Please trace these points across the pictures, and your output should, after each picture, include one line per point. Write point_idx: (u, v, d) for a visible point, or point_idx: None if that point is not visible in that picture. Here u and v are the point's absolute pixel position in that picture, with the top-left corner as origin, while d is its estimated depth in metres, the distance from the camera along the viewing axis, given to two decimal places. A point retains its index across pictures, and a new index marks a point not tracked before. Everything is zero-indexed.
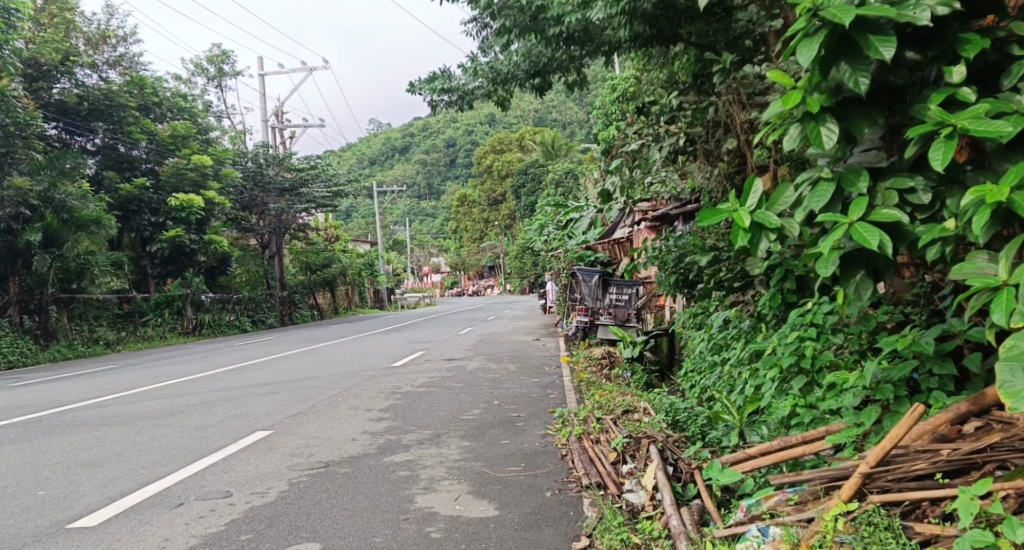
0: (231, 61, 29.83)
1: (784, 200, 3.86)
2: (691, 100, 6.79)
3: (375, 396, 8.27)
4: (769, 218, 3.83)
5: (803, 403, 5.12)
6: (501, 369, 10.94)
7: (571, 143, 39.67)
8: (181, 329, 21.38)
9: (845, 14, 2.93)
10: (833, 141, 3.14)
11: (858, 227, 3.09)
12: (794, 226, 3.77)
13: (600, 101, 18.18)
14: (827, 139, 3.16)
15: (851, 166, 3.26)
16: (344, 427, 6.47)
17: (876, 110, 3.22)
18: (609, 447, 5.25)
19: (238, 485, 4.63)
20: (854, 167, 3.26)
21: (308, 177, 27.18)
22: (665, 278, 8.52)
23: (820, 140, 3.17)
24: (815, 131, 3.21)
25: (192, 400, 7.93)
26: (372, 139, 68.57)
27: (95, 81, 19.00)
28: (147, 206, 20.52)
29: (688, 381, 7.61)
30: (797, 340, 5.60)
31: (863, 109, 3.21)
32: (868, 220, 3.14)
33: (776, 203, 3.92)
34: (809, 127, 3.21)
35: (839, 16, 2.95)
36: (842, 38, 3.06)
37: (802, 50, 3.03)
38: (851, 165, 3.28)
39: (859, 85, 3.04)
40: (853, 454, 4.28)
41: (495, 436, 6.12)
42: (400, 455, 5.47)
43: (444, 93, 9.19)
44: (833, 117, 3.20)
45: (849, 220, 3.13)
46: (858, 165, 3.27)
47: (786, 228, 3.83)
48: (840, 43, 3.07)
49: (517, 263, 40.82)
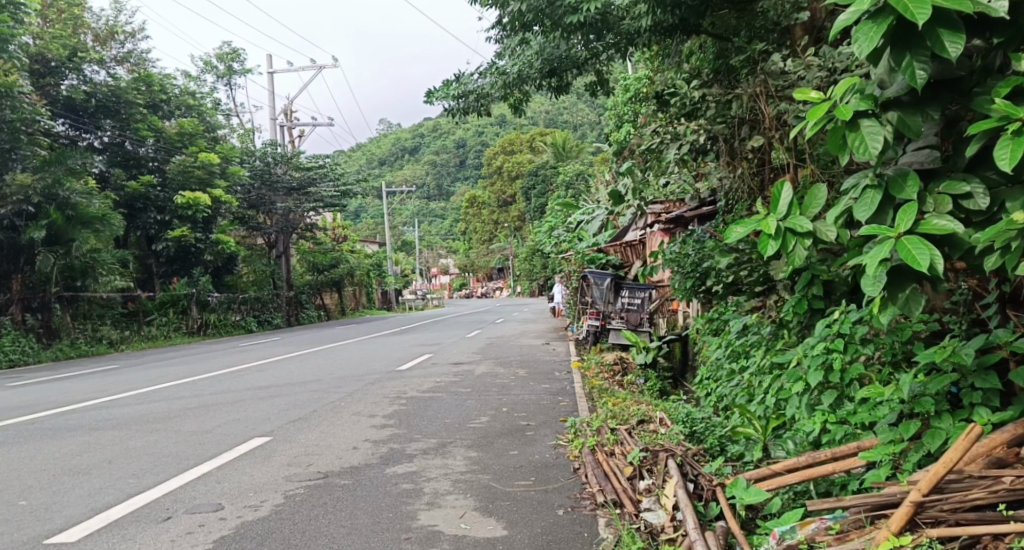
0: (241, 59, 29.74)
1: (817, 204, 3.57)
2: (716, 93, 6.44)
3: (379, 401, 8.01)
4: (800, 223, 3.56)
5: (833, 419, 4.82)
6: (510, 374, 10.66)
7: (581, 145, 39.37)
8: (186, 329, 21.20)
9: (920, 7, 2.57)
10: (878, 147, 2.87)
11: (905, 241, 2.79)
12: (830, 231, 3.50)
13: (612, 102, 17.95)
14: (872, 147, 2.88)
15: (899, 170, 2.97)
16: (346, 435, 6.19)
17: (930, 107, 2.93)
18: (624, 461, 5.00)
19: (230, 497, 4.36)
20: (902, 171, 2.97)
21: (316, 176, 27.00)
22: (679, 283, 8.22)
23: (864, 148, 2.90)
24: (858, 139, 2.94)
25: (191, 403, 7.68)
26: (381, 140, 68.57)
27: (103, 78, 18.84)
28: (153, 204, 20.37)
29: (705, 390, 7.34)
30: (825, 350, 5.23)
31: (912, 110, 2.93)
32: (918, 231, 2.84)
33: (809, 208, 3.64)
34: (850, 133, 2.95)
35: (909, 7, 2.59)
36: (903, 28, 2.72)
37: (859, 37, 2.71)
38: (898, 169, 2.98)
39: (915, 77, 2.71)
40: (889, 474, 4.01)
41: (503, 447, 5.83)
42: (403, 466, 5.19)
43: (458, 98, 8.93)
44: (877, 121, 2.93)
45: (896, 233, 2.83)
46: (905, 169, 2.97)
47: (821, 234, 3.56)
48: (898, 32, 2.74)
49: (526, 265, 40.60)
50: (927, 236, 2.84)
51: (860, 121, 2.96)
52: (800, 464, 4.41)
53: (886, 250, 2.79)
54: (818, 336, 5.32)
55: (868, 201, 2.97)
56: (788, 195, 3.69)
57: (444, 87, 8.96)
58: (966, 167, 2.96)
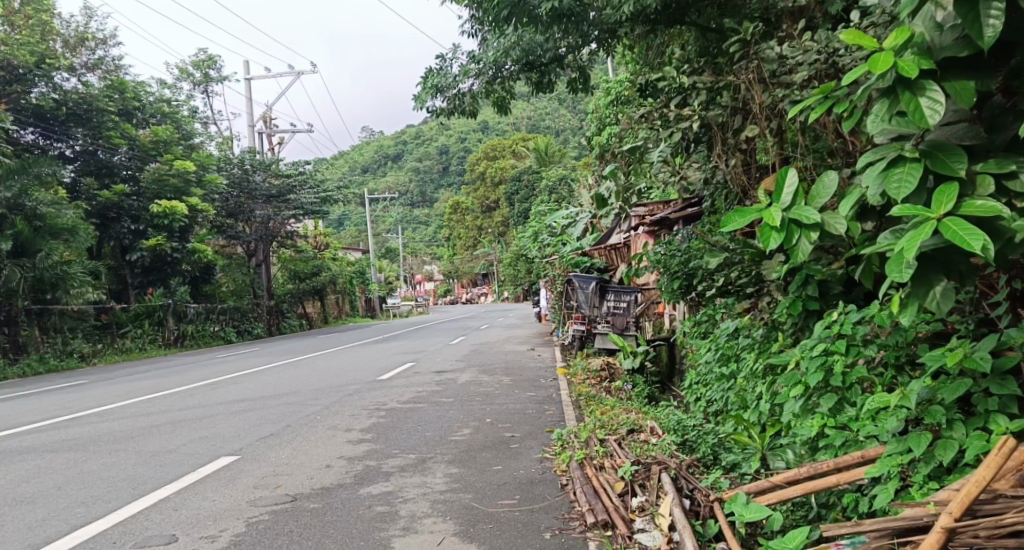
0: (217, 66, 29.24)
1: (825, 194, 3.49)
2: (707, 80, 6.03)
3: (358, 414, 7.65)
4: (807, 214, 3.50)
5: (832, 424, 4.49)
6: (495, 382, 10.32)
7: (563, 149, 39.21)
8: (162, 340, 20.62)
9: None
10: (938, 115, 2.74)
11: (950, 223, 2.70)
12: (839, 224, 3.43)
13: (594, 103, 17.71)
14: (930, 118, 2.75)
15: (940, 142, 2.87)
16: (319, 451, 5.83)
17: (984, 79, 2.83)
18: (615, 476, 4.71)
19: (187, 526, 4.01)
20: (944, 145, 2.86)
21: (294, 183, 26.71)
22: (666, 285, 7.94)
23: (920, 115, 2.77)
24: (912, 103, 2.81)
25: (157, 420, 7.29)
26: (363, 147, 68.12)
27: (73, 84, 18.34)
28: (126, 213, 19.90)
29: (695, 394, 7.08)
30: (826, 350, 4.78)
31: (971, 75, 2.83)
32: (958, 213, 2.74)
33: (816, 196, 3.54)
34: (906, 98, 2.82)
35: None
36: None
37: None
38: (937, 141, 2.88)
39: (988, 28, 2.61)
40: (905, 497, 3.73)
41: (487, 462, 5.50)
42: (379, 486, 4.84)
43: (439, 94, 8.42)
44: (936, 83, 2.80)
45: (938, 214, 2.74)
46: (947, 142, 2.87)
47: (827, 225, 3.47)
48: None
49: (511, 271, 40.29)
50: (967, 217, 2.75)
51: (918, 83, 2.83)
52: (800, 476, 4.17)
53: (930, 231, 2.69)
54: (816, 337, 4.91)
55: (902, 176, 2.84)
56: (792, 183, 3.60)
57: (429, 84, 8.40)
58: (1004, 146, 2.90)
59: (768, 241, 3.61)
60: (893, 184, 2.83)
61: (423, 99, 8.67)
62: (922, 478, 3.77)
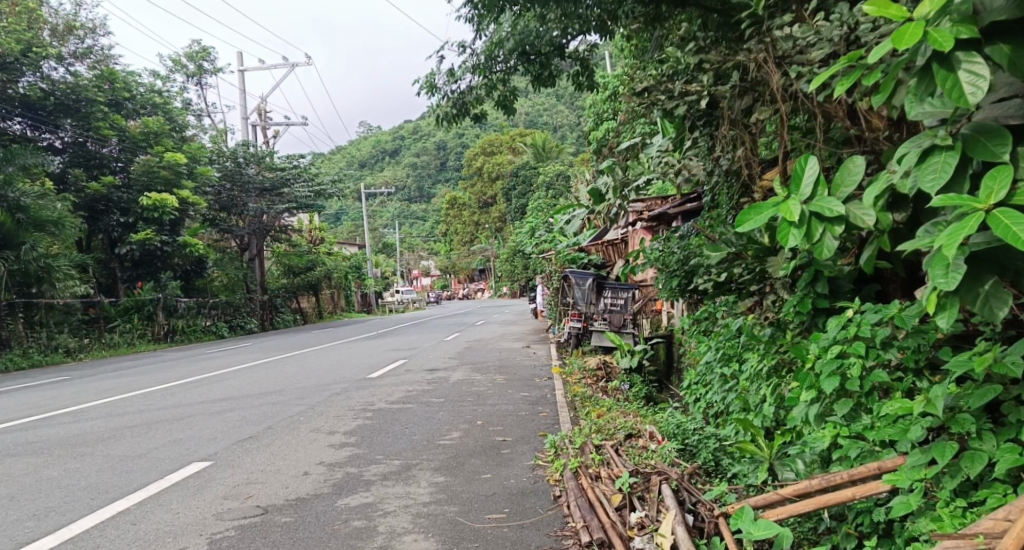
0: (212, 58, 28.78)
1: (849, 182, 3.34)
2: (714, 60, 5.56)
3: (343, 414, 7.32)
4: (829, 206, 3.31)
5: (846, 434, 4.15)
6: (488, 381, 9.97)
7: (562, 145, 38.69)
8: (152, 335, 20.26)
9: None
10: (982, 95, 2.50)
11: (998, 215, 2.47)
12: (868, 214, 3.25)
13: (592, 97, 17.31)
14: (972, 96, 2.51)
15: (985, 124, 2.63)
16: (297, 457, 5.48)
17: None
18: (612, 486, 4.38)
19: (143, 546, 3.72)
20: (989, 126, 2.62)
21: (289, 176, 26.36)
22: (664, 282, 7.70)
23: (961, 94, 2.54)
24: (950, 80, 2.58)
25: (133, 420, 6.95)
26: (360, 141, 67.67)
27: (61, 75, 17.92)
28: (116, 205, 19.54)
29: (695, 395, 6.80)
30: (841, 352, 4.35)
31: (1013, 39, 2.57)
32: (1009, 203, 2.50)
33: (840, 185, 3.38)
34: (942, 77, 2.59)
35: None
36: None
37: None
38: (982, 123, 2.64)
39: None
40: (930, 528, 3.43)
41: (475, 469, 5.16)
42: (358, 497, 4.51)
43: (437, 91, 8.09)
44: (979, 55, 2.56)
45: (986, 205, 2.50)
46: (992, 123, 2.63)
47: (853, 217, 3.29)
48: None
49: (507, 266, 39.99)
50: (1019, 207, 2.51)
51: (955, 56, 2.59)
52: (812, 488, 3.86)
53: (976, 225, 2.46)
54: (831, 337, 4.49)
55: (937, 168, 2.64)
56: (812, 173, 3.42)
57: (429, 82, 8.03)
58: None
59: (788, 237, 3.40)
60: (926, 178, 2.64)
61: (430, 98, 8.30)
62: (948, 496, 3.47)
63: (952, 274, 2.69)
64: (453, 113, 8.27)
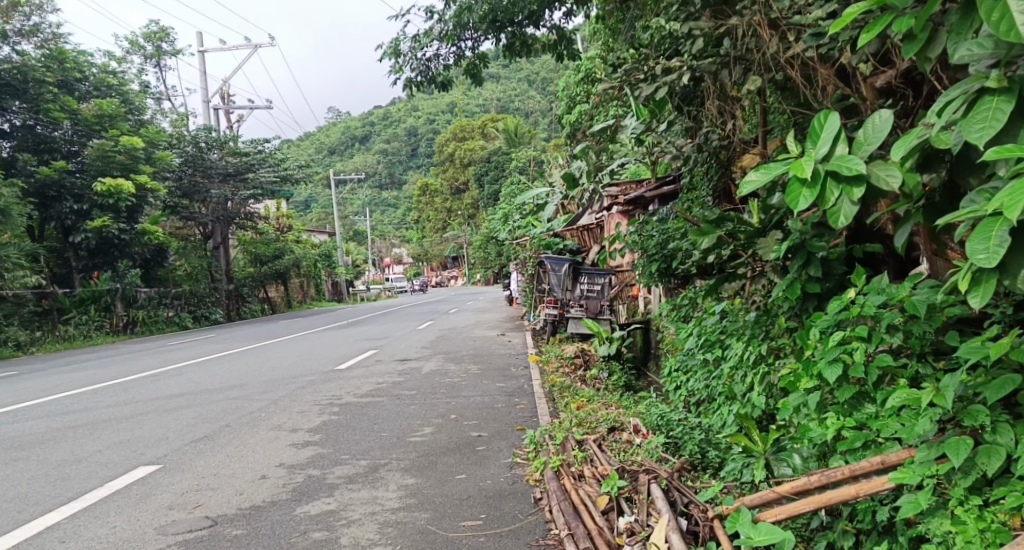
0: (171, 39, 27.82)
1: (874, 138, 3.01)
2: (704, 26, 4.88)
3: (307, 410, 6.87)
4: (849, 164, 2.96)
5: (850, 425, 3.70)
6: (462, 371, 9.58)
7: (533, 131, 38.05)
8: (110, 327, 19.54)
9: None
10: None
11: None
12: (893, 176, 2.92)
13: (566, 79, 16.86)
14: None
15: None
16: (255, 458, 5.05)
17: None
18: (597, 489, 4.02)
19: None
20: None
21: (254, 161, 25.64)
22: (643, 266, 7.37)
23: (1011, 30, 2.26)
24: (998, 10, 2.30)
25: (77, 419, 6.46)
26: (330, 127, 66.53)
27: (6, 53, 17.15)
28: (69, 191, 18.68)
29: (675, 383, 6.47)
30: (843, 338, 3.85)
31: None
32: None
33: (864, 142, 3.04)
34: (990, 10, 2.31)
35: None
36: None
37: None
38: None
39: None
40: (948, 533, 3.06)
41: (449, 469, 4.77)
42: (318, 504, 4.10)
43: (402, 58, 7.61)
44: None
45: None
46: None
47: (876, 179, 2.96)
48: None
49: (481, 254, 39.46)
50: None
51: None
52: (811, 486, 3.48)
53: None
54: (828, 322, 4.01)
55: (986, 116, 2.39)
56: (834, 128, 3.09)
57: (392, 48, 7.56)
58: None
59: (797, 200, 3.08)
60: (973, 126, 2.40)
61: (397, 70, 7.81)
62: (963, 493, 3.10)
63: (995, 246, 2.40)
64: (418, 83, 7.78)
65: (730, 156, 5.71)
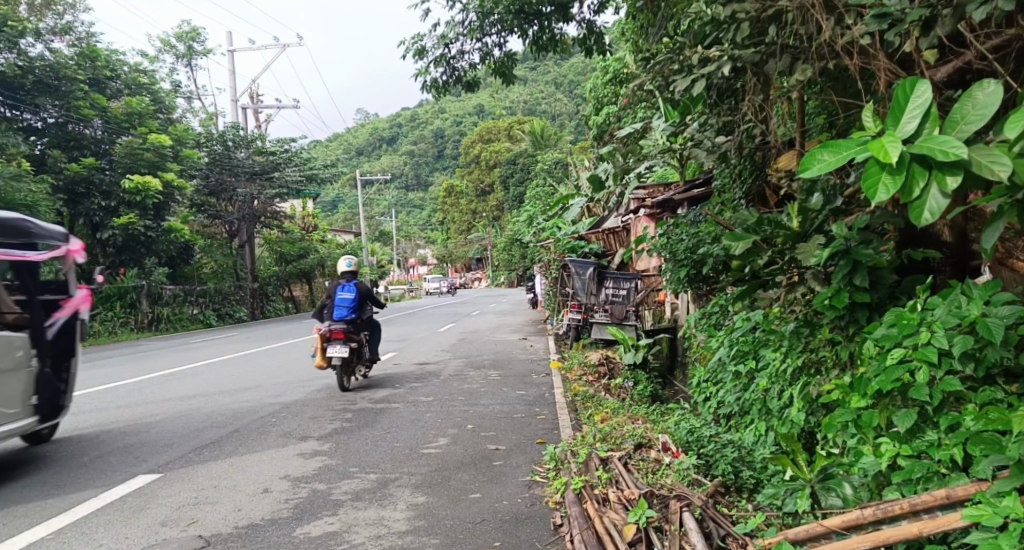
0: (202, 39, 27.95)
1: (975, 116, 2.59)
2: (750, 8, 4.39)
3: (319, 416, 6.60)
4: (945, 147, 2.52)
5: (907, 453, 3.32)
6: (481, 377, 9.26)
7: (561, 134, 37.59)
8: (134, 324, 19.54)
9: None
10: None
11: None
12: (998, 163, 2.48)
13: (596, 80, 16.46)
14: None
15: None
16: (260, 469, 4.79)
17: None
18: (623, 516, 3.67)
19: None
20: None
21: (280, 161, 25.47)
22: (671, 272, 7.02)
23: None
24: None
25: (83, 421, 6.25)
26: (358, 128, 66.68)
27: (39, 52, 17.17)
28: (97, 188, 18.73)
29: (705, 396, 6.10)
30: (901, 358, 3.51)
31: None
32: None
33: (959, 122, 2.61)
34: None
35: None
36: None
37: None
38: None
39: None
40: None
41: (462, 487, 4.46)
42: (319, 524, 3.81)
43: (427, 57, 7.33)
44: None
45: None
46: None
47: (976, 166, 2.51)
48: None
49: (505, 256, 39.16)
50: None
51: None
52: (865, 520, 3.08)
53: None
54: (883, 336, 3.64)
55: None
56: (922, 103, 2.65)
57: (417, 46, 7.28)
58: None
59: (877, 187, 2.61)
60: None
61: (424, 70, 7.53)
62: None
63: None
64: (443, 82, 7.50)
65: (764, 157, 5.46)
